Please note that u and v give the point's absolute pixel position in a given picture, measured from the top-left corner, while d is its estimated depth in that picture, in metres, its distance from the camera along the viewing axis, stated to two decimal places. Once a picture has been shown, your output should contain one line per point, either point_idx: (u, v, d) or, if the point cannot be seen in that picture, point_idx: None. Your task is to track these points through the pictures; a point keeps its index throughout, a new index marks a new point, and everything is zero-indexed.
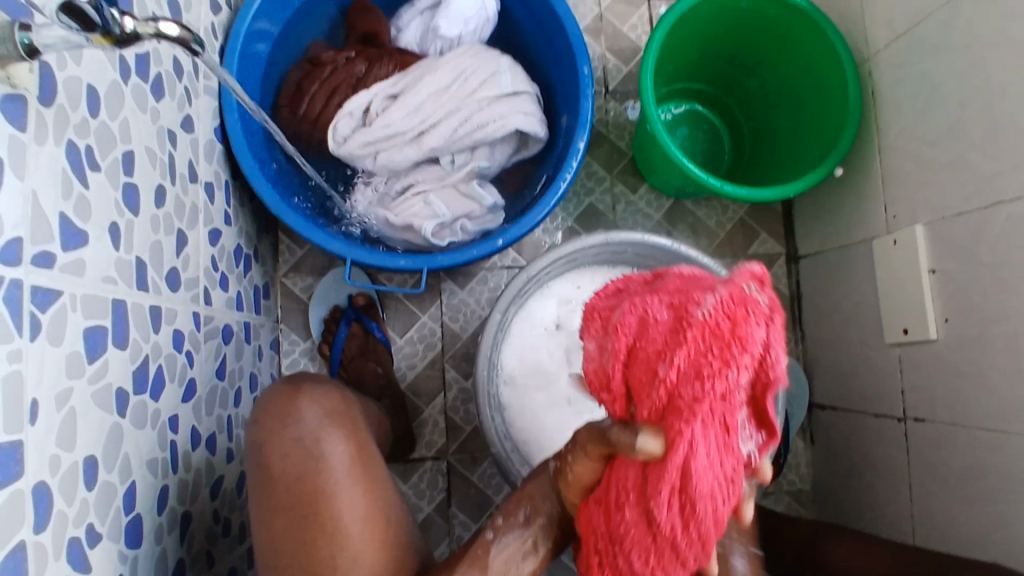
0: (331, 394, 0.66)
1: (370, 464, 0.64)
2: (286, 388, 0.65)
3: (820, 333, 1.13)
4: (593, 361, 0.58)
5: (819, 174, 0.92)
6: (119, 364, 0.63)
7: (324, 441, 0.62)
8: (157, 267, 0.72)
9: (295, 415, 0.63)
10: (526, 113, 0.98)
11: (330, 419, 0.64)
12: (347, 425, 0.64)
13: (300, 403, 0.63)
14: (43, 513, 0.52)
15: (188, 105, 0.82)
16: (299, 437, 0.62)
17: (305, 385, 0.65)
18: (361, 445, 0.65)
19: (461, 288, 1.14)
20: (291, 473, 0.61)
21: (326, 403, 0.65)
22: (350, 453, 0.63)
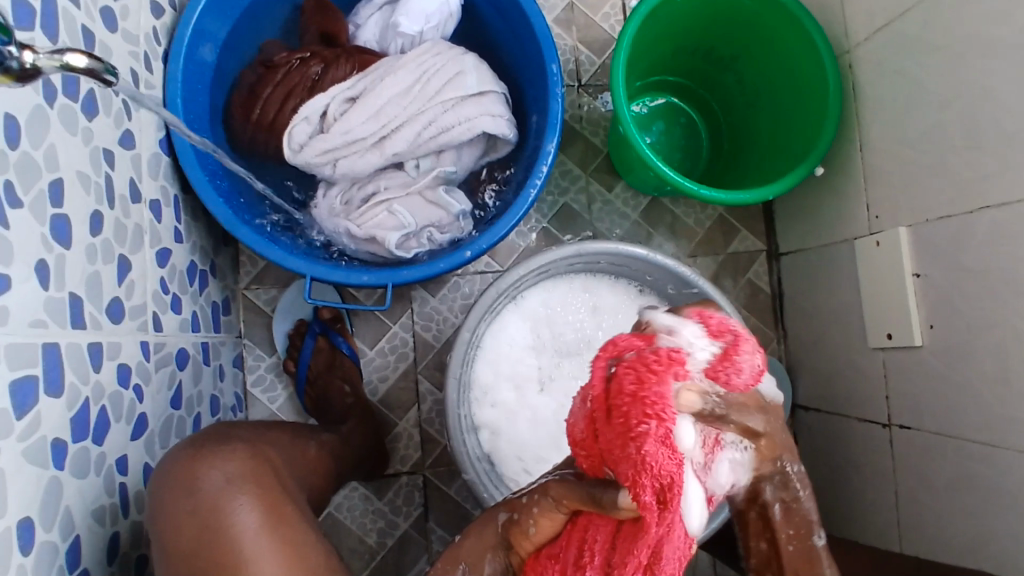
0: (239, 453, 0.61)
1: (287, 525, 0.59)
2: (187, 451, 0.60)
3: (802, 333, 1.10)
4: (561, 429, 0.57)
5: (799, 175, 0.88)
6: (53, 414, 0.59)
7: (226, 508, 0.56)
8: (96, 300, 0.67)
9: (194, 484, 0.57)
10: (494, 114, 0.93)
11: (231, 484, 0.58)
12: (255, 485, 0.59)
13: (200, 470, 0.58)
14: None
15: (127, 119, 0.77)
16: (194, 509, 0.56)
17: (206, 447, 0.60)
18: (274, 505, 0.59)
19: (432, 296, 1.10)
20: (188, 551, 0.55)
21: (230, 464, 0.59)
22: (259, 517, 0.58)
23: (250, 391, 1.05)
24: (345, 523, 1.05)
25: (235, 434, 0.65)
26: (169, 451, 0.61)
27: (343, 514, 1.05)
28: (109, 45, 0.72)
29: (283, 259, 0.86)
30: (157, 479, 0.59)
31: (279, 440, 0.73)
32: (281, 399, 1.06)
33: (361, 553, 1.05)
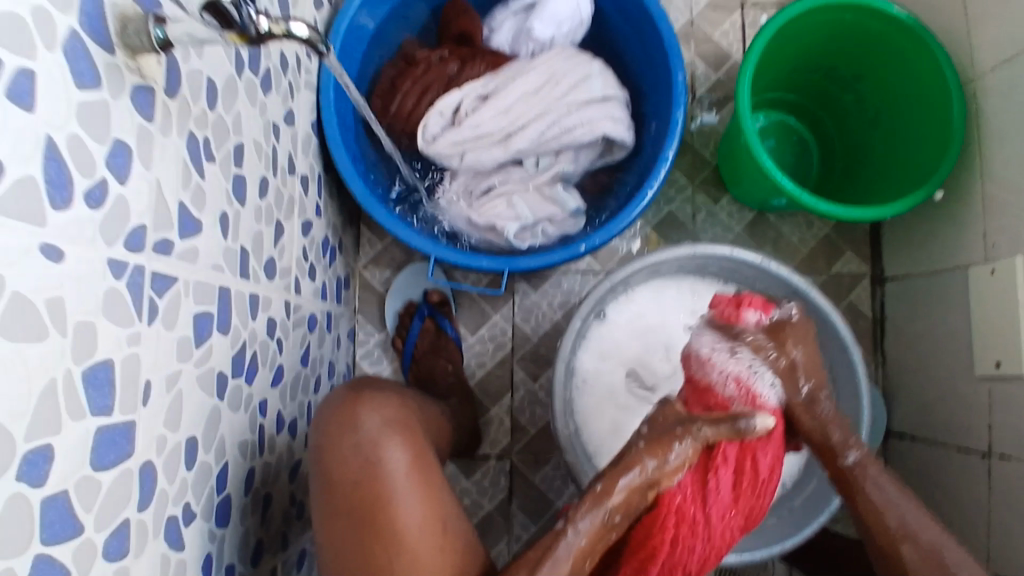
0: (390, 403, 0.68)
1: (431, 472, 0.65)
2: (349, 396, 0.68)
3: (904, 359, 1.08)
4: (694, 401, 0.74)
5: (919, 197, 0.89)
6: (221, 349, 0.66)
7: (381, 447, 0.63)
8: (258, 255, 0.75)
9: (356, 423, 0.64)
10: (614, 119, 0.97)
11: (387, 427, 0.65)
12: (403, 432, 0.66)
13: (361, 412, 0.65)
14: (148, 490, 0.54)
15: (291, 99, 0.85)
16: (356, 444, 0.63)
17: (366, 395, 0.67)
18: (420, 452, 0.65)
19: (534, 290, 1.14)
20: (348, 479, 0.62)
21: (385, 412, 0.66)
22: (408, 460, 0.64)
23: (359, 363, 1.12)
24: None
25: (388, 389, 0.72)
26: (330, 395, 0.69)
27: None
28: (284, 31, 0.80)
29: (411, 239, 0.92)
30: (322, 413, 0.67)
31: (420, 406, 0.78)
32: (386, 373, 1.12)
33: None
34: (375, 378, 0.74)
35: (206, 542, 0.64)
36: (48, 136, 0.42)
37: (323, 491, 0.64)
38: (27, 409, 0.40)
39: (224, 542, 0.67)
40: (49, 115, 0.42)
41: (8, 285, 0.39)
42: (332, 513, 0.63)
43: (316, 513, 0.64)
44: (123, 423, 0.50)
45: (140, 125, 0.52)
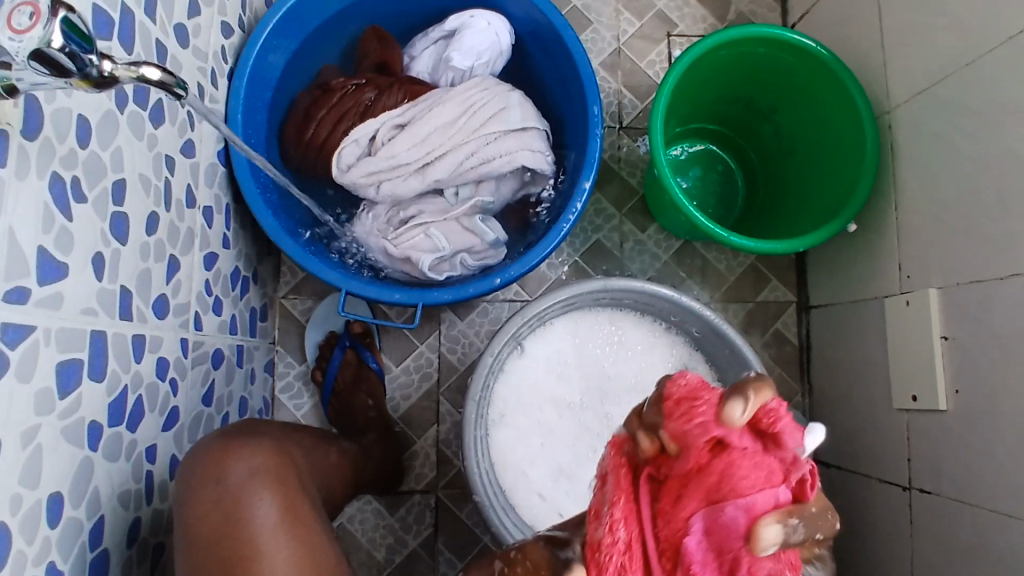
0: (262, 449, 0.65)
1: (302, 526, 0.62)
2: (219, 443, 0.64)
3: (828, 387, 1.09)
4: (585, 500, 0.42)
5: (831, 230, 0.89)
6: (95, 397, 0.63)
7: (246, 501, 0.60)
8: (144, 295, 0.72)
9: (219, 475, 0.61)
10: (533, 150, 0.96)
11: (253, 479, 0.62)
12: (275, 480, 0.63)
13: (228, 463, 0.62)
14: (3, 550, 0.52)
15: (190, 130, 0.82)
16: (218, 498, 0.60)
17: (235, 443, 0.64)
18: (290, 502, 0.63)
19: (460, 320, 1.12)
20: (207, 533, 0.59)
21: (256, 461, 0.63)
22: (276, 512, 0.61)
23: (278, 397, 1.08)
24: (356, 536, 1.07)
25: (266, 432, 0.69)
26: (195, 445, 0.65)
27: (355, 527, 1.07)
28: (180, 61, 0.78)
29: (321, 272, 0.90)
30: (185, 464, 0.64)
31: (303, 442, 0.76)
32: (306, 406, 1.08)
33: (368, 567, 1.06)
34: (257, 418, 0.72)
35: None
36: None
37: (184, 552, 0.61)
38: None
39: None
40: None
41: None
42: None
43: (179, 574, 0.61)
44: None
45: None
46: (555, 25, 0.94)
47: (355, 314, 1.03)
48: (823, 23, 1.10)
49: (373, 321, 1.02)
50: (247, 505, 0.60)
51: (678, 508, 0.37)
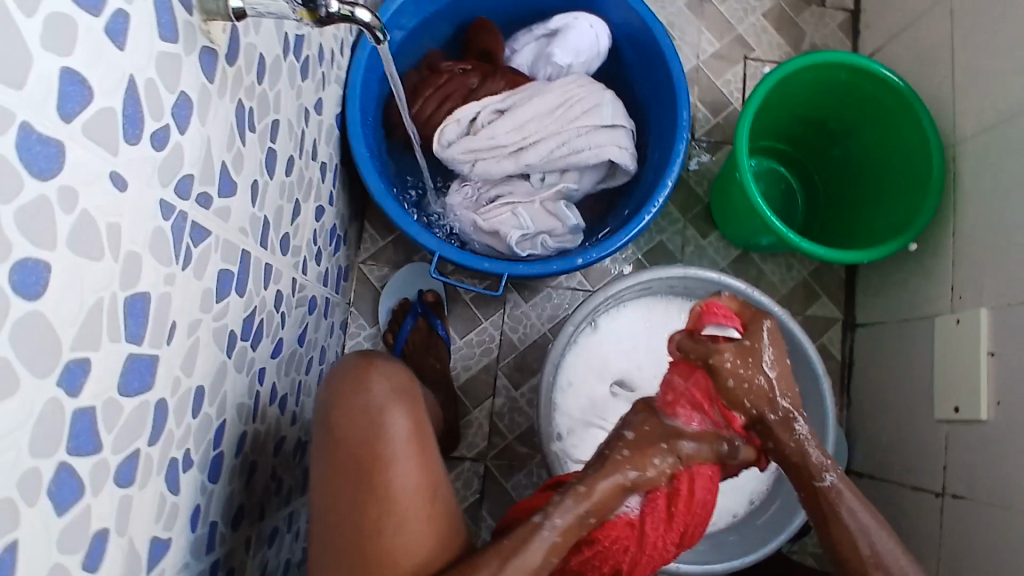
0: (400, 372, 0.74)
1: (428, 443, 0.71)
2: (361, 360, 0.74)
3: (867, 401, 1.15)
4: (675, 391, 0.79)
5: (894, 247, 0.95)
6: (237, 311, 0.69)
7: (387, 412, 0.69)
8: (276, 228, 0.78)
9: (365, 387, 0.70)
10: (620, 146, 1.03)
11: (394, 394, 0.71)
12: (408, 401, 0.71)
13: (372, 377, 0.71)
14: (158, 428, 0.55)
15: (322, 90, 0.89)
16: (364, 405, 0.69)
17: (377, 361, 0.73)
18: (419, 423, 0.71)
19: (524, 301, 1.18)
20: (351, 433, 0.68)
21: (394, 380, 0.72)
22: (409, 427, 0.69)
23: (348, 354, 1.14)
24: None
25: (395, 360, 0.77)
26: (341, 360, 0.75)
27: None
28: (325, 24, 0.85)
29: (417, 234, 0.96)
30: (332, 376, 0.72)
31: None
32: None
33: None
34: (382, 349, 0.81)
35: (197, 493, 0.64)
36: (130, 75, 0.46)
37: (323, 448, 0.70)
38: (76, 317, 0.43)
39: (213, 496, 0.68)
40: (136, 57, 0.46)
41: (79, 200, 0.42)
42: (330, 469, 0.68)
43: (315, 467, 0.70)
44: (149, 355, 0.52)
45: (203, 85, 0.56)
46: (654, 34, 1.02)
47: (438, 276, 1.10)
48: (894, 62, 1.18)
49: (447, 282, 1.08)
50: (387, 416, 0.69)
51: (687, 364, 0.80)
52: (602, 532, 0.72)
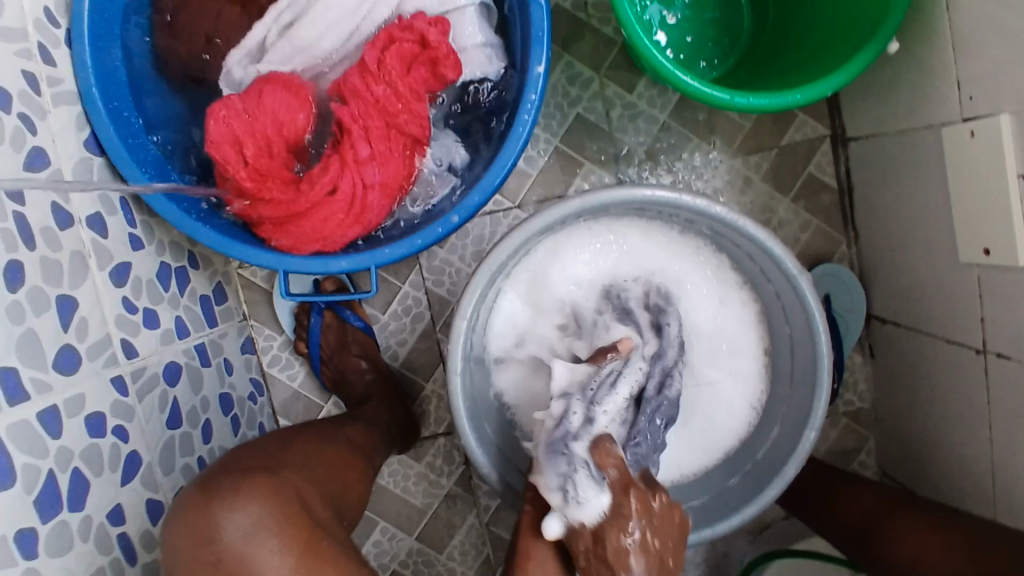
0: (258, 480, 0.61)
1: (319, 563, 0.59)
2: (202, 494, 0.59)
3: (879, 232, 0.94)
4: (405, 75, 0.76)
5: (865, 62, 0.71)
6: (4, 509, 0.54)
7: (252, 557, 0.56)
8: (39, 360, 0.60)
9: (215, 533, 0.57)
10: (475, 43, 0.79)
11: (255, 528, 0.58)
12: (280, 530, 0.58)
13: (221, 514, 0.58)
14: None
15: (31, 134, 0.64)
16: (217, 560, 0.56)
17: (223, 487, 0.59)
18: (304, 544, 0.59)
19: (440, 248, 0.98)
20: (206, 562, 0.56)
21: (259, 500, 0.59)
22: (292, 562, 0.58)
23: (270, 372, 1.01)
24: (389, 488, 1.02)
25: (243, 489, 0.60)
26: (185, 491, 0.61)
27: (386, 480, 1.02)
28: None
29: (251, 256, 0.75)
30: (173, 519, 0.59)
31: (305, 454, 0.71)
32: (301, 375, 1.01)
33: (410, 515, 1.02)
34: (222, 464, 0.64)
35: None
36: None
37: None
38: None
39: None
40: None
41: None
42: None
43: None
44: None
45: None
46: None
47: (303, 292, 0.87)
48: None
49: (321, 297, 0.85)
50: (258, 556, 0.57)
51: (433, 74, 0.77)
52: (304, 215, 0.76)
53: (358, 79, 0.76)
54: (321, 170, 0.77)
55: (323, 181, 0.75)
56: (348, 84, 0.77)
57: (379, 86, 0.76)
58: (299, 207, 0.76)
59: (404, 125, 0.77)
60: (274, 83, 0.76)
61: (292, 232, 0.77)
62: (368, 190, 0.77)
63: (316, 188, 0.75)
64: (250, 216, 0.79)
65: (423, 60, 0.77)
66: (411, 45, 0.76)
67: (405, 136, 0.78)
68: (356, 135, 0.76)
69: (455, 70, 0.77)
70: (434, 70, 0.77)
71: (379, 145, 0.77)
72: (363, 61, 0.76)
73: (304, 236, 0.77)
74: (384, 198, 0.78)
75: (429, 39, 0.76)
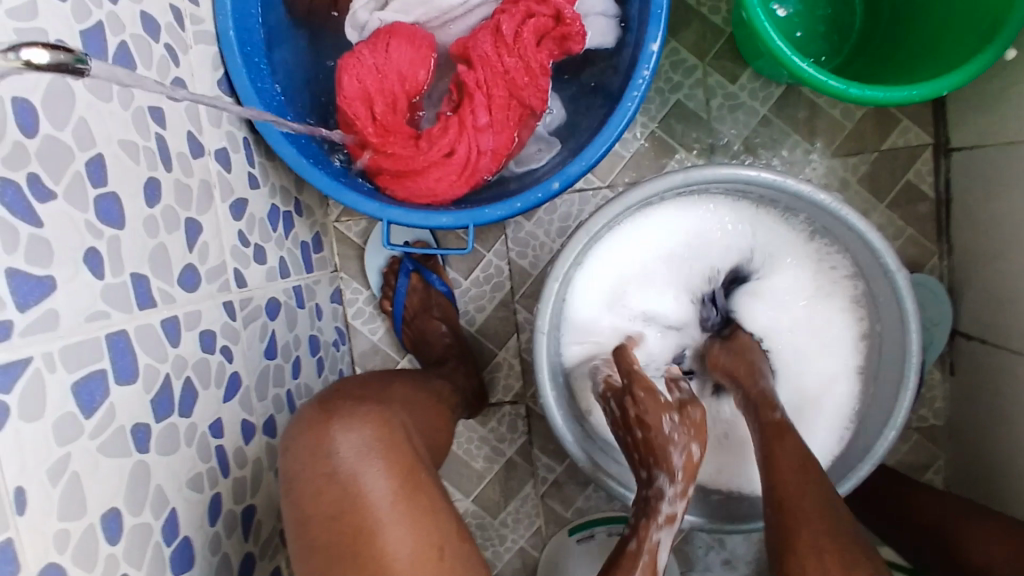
0: (370, 412, 0.64)
1: (419, 493, 0.61)
2: (320, 413, 0.63)
3: (976, 247, 0.92)
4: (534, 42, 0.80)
5: (987, 62, 0.70)
6: (128, 402, 0.59)
7: (360, 474, 0.60)
8: (164, 274, 0.65)
9: (331, 447, 0.60)
10: (598, 11, 0.83)
11: (365, 450, 0.61)
12: (386, 454, 0.61)
13: (335, 433, 0.61)
14: None
15: (174, 66, 0.70)
16: (332, 473, 0.60)
17: (339, 410, 0.63)
18: (404, 471, 0.62)
19: (527, 220, 1.01)
20: (319, 472, 0.60)
21: (369, 428, 0.63)
22: (394, 485, 0.60)
23: (353, 324, 1.05)
24: (453, 449, 1.05)
25: (357, 415, 0.63)
26: (300, 409, 0.66)
27: (451, 442, 1.05)
28: None
29: (359, 204, 0.79)
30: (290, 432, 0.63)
31: (407, 394, 0.75)
32: (381, 331, 1.05)
33: (470, 478, 1.05)
34: (339, 391, 0.68)
35: None
36: None
37: (291, 488, 0.61)
38: None
39: None
40: None
41: None
42: (299, 500, 0.60)
43: (282, 508, 0.61)
44: None
45: None
46: None
47: (394, 245, 0.90)
48: None
49: (411, 250, 0.88)
50: (364, 477, 0.60)
51: (561, 42, 0.81)
52: (418, 171, 0.80)
53: (490, 46, 0.79)
54: (439, 131, 0.80)
55: (441, 143, 0.79)
56: (478, 49, 0.79)
57: (511, 52, 0.79)
58: (415, 165, 0.80)
59: (525, 98, 0.80)
60: (398, 35, 0.79)
61: (404, 187, 0.81)
62: (481, 156, 0.80)
63: (435, 149, 0.79)
64: (367, 168, 0.83)
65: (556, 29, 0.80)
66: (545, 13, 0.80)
67: (524, 107, 0.81)
68: (478, 100, 0.79)
69: (582, 46, 0.82)
70: (563, 40, 0.81)
71: (498, 114, 0.80)
72: (499, 29, 0.79)
73: (416, 191, 0.81)
74: (494, 163, 0.82)
75: (565, 14, 0.79)
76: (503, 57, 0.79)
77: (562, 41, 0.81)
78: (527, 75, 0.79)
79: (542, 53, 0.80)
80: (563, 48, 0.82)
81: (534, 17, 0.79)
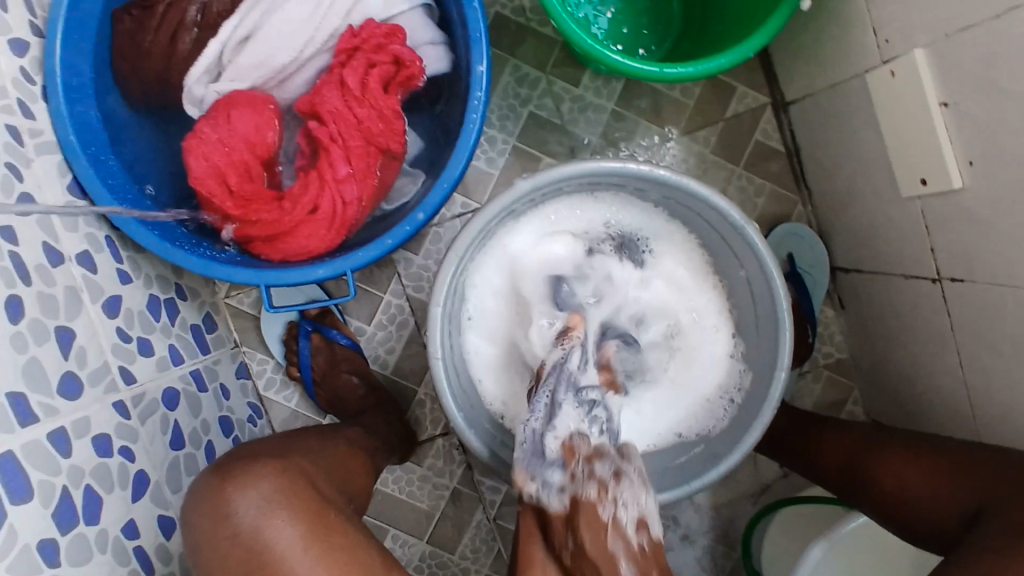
0: (265, 469, 0.66)
1: (330, 532, 0.64)
2: (216, 479, 0.65)
3: (829, 188, 0.99)
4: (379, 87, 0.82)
5: (780, 19, 0.76)
6: (26, 521, 0.57)
7: (265, 527, 0.62)
8: (42, 387, 0.63)
9: (229, 509, 0.63)
10: (427, 40, 0.86)
11: (265, 504, 0.63)
12: (290, 503, 0.64)
13: (231, 496, 0.63)
14: None
15: (19, 182, 0.69)
16: (235, 533, 0.62)
17: (232, 474, 0.65)
18: (310, 514, 0.64)
19: (415, 254, 1.02)
20: (224, 535, 0.62)
21: (263, 487, 0.64)
22: (301, 531, 0.63)
23: (267, 395, 1.04)
24: (395, 495, 1.04)
25: (255, 474, 0.65)
26: (199, 477, 0.67)
27: (391, 488, 1.05)
28: None
29: (232, 275, 0.78)
30: (191, 503, 0.65)
31: (310, 445, 0.77)
32: (296, 396, 1.04)
33: (418, 519, 1.04)
34: (239, 452, 0.70)
35: None
36: None
37: (198, 557, 0.63)
38: None
39: None
40: None
41: None
42: (208, 565, 0.63)
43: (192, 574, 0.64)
44: None
45: None
46: None
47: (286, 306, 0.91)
48: None
49: (302, 308, 0.89)
50: (269, 529, 0.62)
51: (406, 80, 0.84)
52: (286, 232, 0.81)
53: (339, 100, 0.80)
54: (301, 189, 0.82)
55: (304, 200, 0.80)
56: (327, 105, 0.81)
57: (356, 100, 0.81)
58: (284, 226, 0.81)
59: (384, 143, 0.82)
60: (239, 105, 0.81)
61: (280, 251, 0.82)
62: (347, 206, 0.81)
63: (300, 207, 0.80)
64: (240, 238, 0.84)
65: (396, 70, 0.83)
66: (383, 58, 0.82)
67: (383, 152, 0.83)
68: (335, 153, 0.80)
69: (424, 80, 0.85)
70: (407, 79, 0.84)
71: (358, 163, 0.81)
72: (344, 82, 0.81)
73: (291, 251, 0.82)
74: (362, 210, 0.83)
75: (404, 57, 0.82)
76: (350, 107, 0.81)
77: (406, 80, 0.83)
78: (377, 120, 0.81)
79: (388, 95, 0.82)
80: (407, 85, 0.84)
81: (373, 63, 0.82)
